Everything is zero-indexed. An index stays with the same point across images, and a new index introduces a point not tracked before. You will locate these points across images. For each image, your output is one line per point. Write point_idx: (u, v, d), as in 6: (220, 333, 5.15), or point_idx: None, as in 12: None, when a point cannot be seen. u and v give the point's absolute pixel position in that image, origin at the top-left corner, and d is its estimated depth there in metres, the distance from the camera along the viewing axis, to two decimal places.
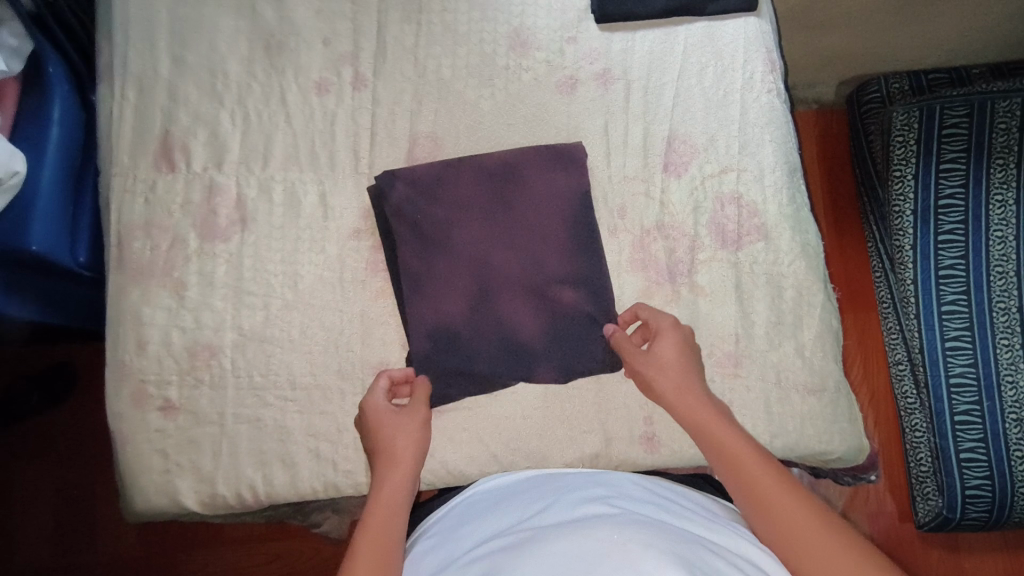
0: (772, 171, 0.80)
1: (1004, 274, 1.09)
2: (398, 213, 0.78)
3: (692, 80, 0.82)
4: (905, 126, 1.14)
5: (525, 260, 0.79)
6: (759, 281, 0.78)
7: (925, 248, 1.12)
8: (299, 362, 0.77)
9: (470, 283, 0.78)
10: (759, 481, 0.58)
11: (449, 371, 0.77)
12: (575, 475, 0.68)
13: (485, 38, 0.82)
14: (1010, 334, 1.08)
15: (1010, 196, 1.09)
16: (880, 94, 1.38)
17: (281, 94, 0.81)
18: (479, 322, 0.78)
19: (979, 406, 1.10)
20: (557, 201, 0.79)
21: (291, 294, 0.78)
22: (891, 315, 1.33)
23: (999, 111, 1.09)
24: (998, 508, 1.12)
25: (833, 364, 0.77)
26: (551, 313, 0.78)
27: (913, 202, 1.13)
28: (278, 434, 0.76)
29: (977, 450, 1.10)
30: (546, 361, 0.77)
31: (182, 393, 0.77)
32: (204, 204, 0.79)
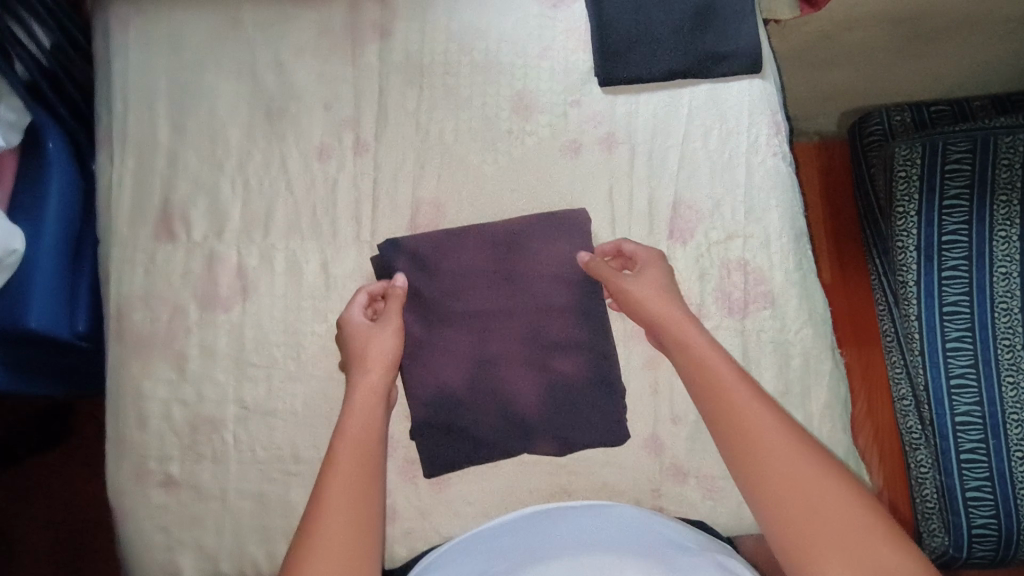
0: (778, 237, 0.79)
1: (1009, 310, 1.07)
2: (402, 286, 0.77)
3: (696, 143, 0.81)
4: (907, 162, 1.13)
5: (528, 329, 0.78)
6: (766, 348, 0.77)
7: (929, 285, 1.11)
8: (302, 435, 0.77)
9: (472, 356, 0.77)
10: (764, 442, 0.56)
11: (448, 442, 0.76)
12: (576, 509, 0.70)
13: (488, 101, 0.82)
14: (1015, 372, 1.07)
15: (1015, 232, 1.08)
16: (882, 128, 1.37)
17: (282, 160, 0.81)
18: (480, 394, 0.77)
19: (984, 444, 1.08)
20: (561, 272, 0.79)
21: (293, 365, 0.78)
22: (895, 350, 1.31)
23: (1001, 147, 1.09)
24: (1004, 546, 1.10)
25: (842, 435, 0.76)
26: (552, 385, 0.78)
27: (916, 238, 1.12)
28: (282, 509, 0.75)
29: (983, 489, 1.09)
30: (546, 436, 0.76)
31: (183, 468, 0.76)
32: (205, 273, 0.78)
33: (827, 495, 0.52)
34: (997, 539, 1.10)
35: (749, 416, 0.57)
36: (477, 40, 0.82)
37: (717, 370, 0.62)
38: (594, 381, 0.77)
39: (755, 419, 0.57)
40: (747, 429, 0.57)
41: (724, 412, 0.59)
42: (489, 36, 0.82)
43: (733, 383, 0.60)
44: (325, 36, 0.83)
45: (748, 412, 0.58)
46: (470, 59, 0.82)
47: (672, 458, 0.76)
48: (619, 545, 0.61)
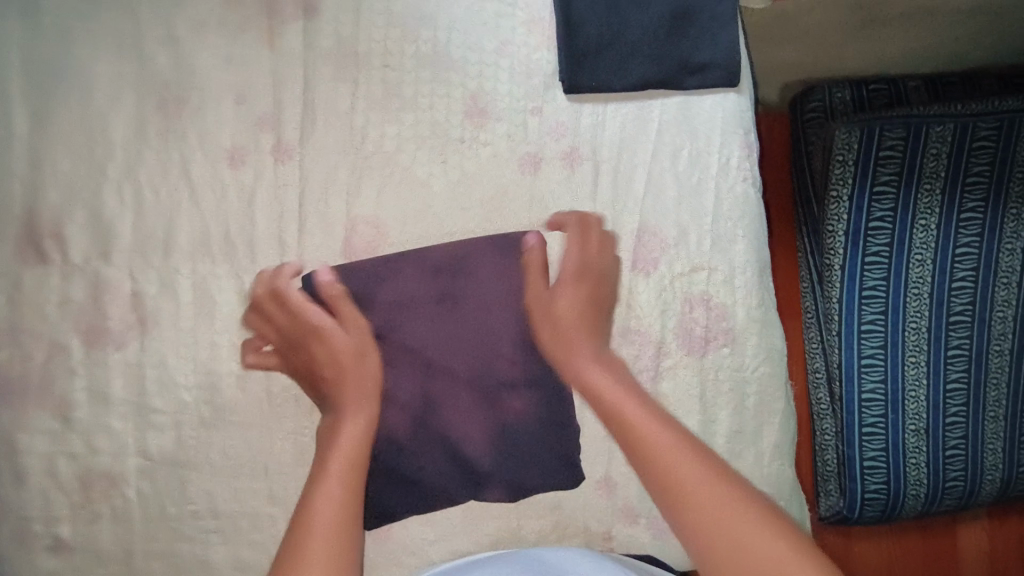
0: (742, 270, 0.75)
1: (919, 295, 1.08)
2: None
3: (665, 162, 0.74)
4: (845, 147, 1.06)
5: (475, 366, 0.69)
6: (724, 387, 0.75)
7: (852, 269, 1.09)
8: (221, 488, 0.68)
9: (414, 395, 0.68)
10: (675, 468, 0.52)
11: (390, 488, 0.69)
12: (527, 552, 0.65)
13: (435, 104, 0.70)
14: (918, 353, 1.09)
15: (933, 222, 1.06)
16: (824, 104, 1.35)
17: (184, 164, 0.66)
18: (423, 439, 0.69)
19: (884, 418, 1.12)
20: (512, 303, 0.69)
21: (208, 410, 0.67)
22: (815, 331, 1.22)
23: (932, 136, 1.04)
24: (891, 508, 1.16)
25: (788, 471, 0.77)
26: (504, 426, 0.70)
27: (845, 224, 1.08)
28: (200, 570, 0.67)
29: (878, 458, 1.13)
30: (498, 480, 0.71)
31: (75, 530, 0.65)
32: (90, 303, 0.65)
33: (715, 490, 0.51)
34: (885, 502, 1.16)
35: (661, 442, 0.54)
36: (422, 28, 0.70)
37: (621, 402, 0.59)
38: (545, 423, 0.71)
39: (663, 442, 0.54)
40: (657, 459, 0.53)
41: (633, 442, 0.55)
42: (438, 24, 0.70)
43: (636, 410, 0.58)
44: (234, 10, 0.68)
45: (658, 438, 0.55)
46: (414, 52, 0.70)
47: (624, 500, 0.74)
48: None
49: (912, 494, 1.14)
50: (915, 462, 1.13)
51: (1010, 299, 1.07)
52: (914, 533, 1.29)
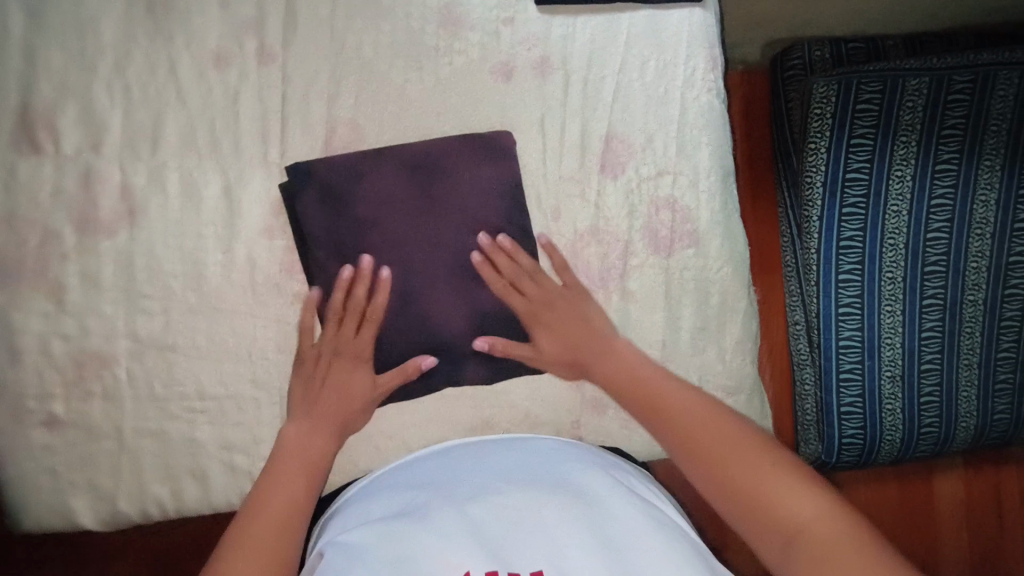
0: (706, 175, 0.79)
1: (896, 246, 1.06)
2: (312, 213, 0.70)
3: (633, 73, 0.78)
4: (823, 100, 1.05)
5: (454, 259, 0.72)
6: (688, 286, 0.79)
7: (830, 220, 1.07)
8: (207, 371, 0.72)
9: (393, 285, 0.71)
10: (669, 399, 0.63)
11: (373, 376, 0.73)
12: (498, 441, 0.71)
13: (412, 12, 0.74)
14: (894, 302, 1.08)
15: (910, 173, 1.04)
16: (803, 61, 1.27)
17: (171, 64, 0.70)
18: (404, 328, 0.72)
19: (860, 365, 1.11)
20: (488, 197, 0.73)
21: (195, 298, 0.71)
22: (793, 280, 1.23)
23: (908, 88, 1.03)
24: (867, 453, 1.15)
25: (749, 366, 0.82)
26: (482, 317, 0.74)
27: (823, 174, 1.06)
28: (187, 447, 0.72)
29: (854, 403, 1.12)
30: (476, 366, 0.75)
31: (69, 406, 0.70)
32: (82, 193, 0.69)
33: (736, 436, 0.57)
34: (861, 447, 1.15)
35: (659, 387, 0.65)
36: None
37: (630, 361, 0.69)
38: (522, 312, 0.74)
39: (671, 393, 0.63)
40: (657, 397, 0.63)
41: (635, 384, 0.66)
42: None
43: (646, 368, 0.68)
44: None
45: (661, 386, 0.64)
46: None
47: (592, 392, 0.78)
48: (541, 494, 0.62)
49: (887, 439, 1.14)
50: (890, 408, 1.12)
51: (984, 250, 1.05)
52: (891, 481, 1.32)
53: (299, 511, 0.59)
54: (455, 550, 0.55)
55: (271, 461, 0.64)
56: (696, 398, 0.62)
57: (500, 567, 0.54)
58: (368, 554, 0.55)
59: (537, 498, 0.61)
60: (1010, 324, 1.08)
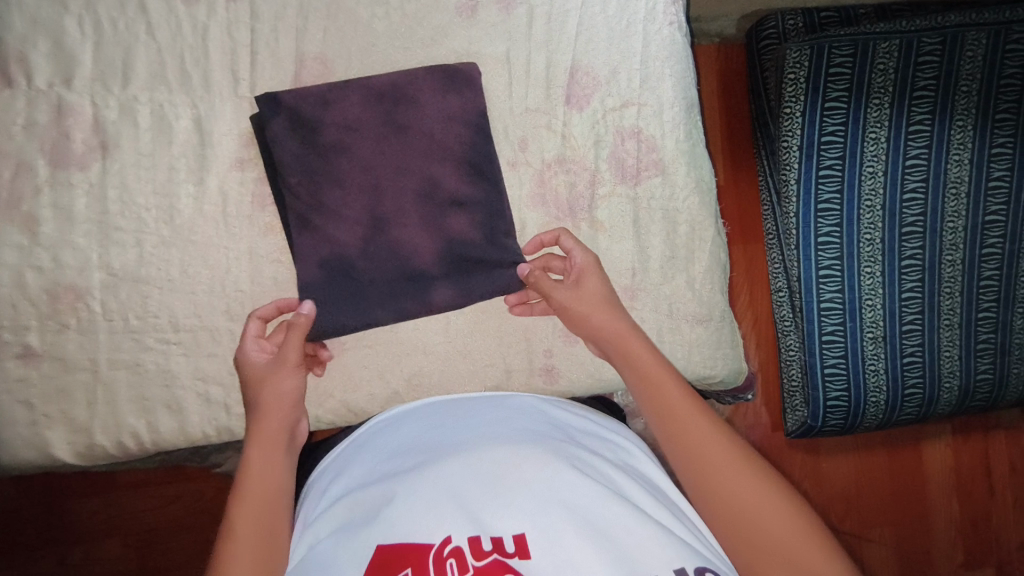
0: (670, 106, 0.81)
1: (873, 207, 1.06)
2: (282, 143, 0.71)
3: (596, 7, 0.80)
4: (796, 65, 1.05)
5: (420, 185, 0.74)
6: (656, 216, 0.81)
7: (808, 184, 1.07)
8: (181, 303, 0.72)
9: (363, 211, 0.72)
10: (709, 455, 0.54)
11: (341, 299, 0.72)
12: (477, 401, 0.65)
13: None
14: (873, 264, 1.08)
15: (883, 134, 1.04)
16: (777, 31, 1.21)
17: (140, 0, 0.72)
18: (374, 254, 0.73)
19: (842, 327, 1.10)
20: (452, 127, 0.75)
21: (167, 230, 0.72)
22: (774, 248, 1.23)
23: (879, 52, 1.03)
24: (853, 416, 1.14)
25: (719, 295, 0.83)
26: (450, 241, 0.75)
27: (799, 138, 1.06)
28: (162, 379, 0.72)
29: (838, 366, 1.11)
30: (446, 293, 0.74)
31: (44, 339, 0.70)
32: (54, 125, 0.70)
33: (713, 436, 0.55)
34: (846, 410, 1.13)
35: (704, 453, 0.55)
36: None
37: (670, 389, 0.59)
38: (489, 240, 0.75)
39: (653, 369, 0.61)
40: (697, 449, 0.55)
41: (674, 433, 0.56)
42: None
43: (684, 403, 0.58)
44: None
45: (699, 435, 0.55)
46: None
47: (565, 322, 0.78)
48: (524, 446, 0.55)
49: (872, 401, 1.12)
50: (874, 370, 1.11)
51: (959, 210, 1.06)
52: (881, 450, 1.33)
53: (279, 496, 0.55)
54: (433, 511, 0.49)
55: (252, 417, 0.61)
56: (740, 463, 0.54)
57: (481, 532, 0.47)
58: (343, 534, 0.50)
59: (512, 452, 0.54)
60: (987, 283, 1.08)
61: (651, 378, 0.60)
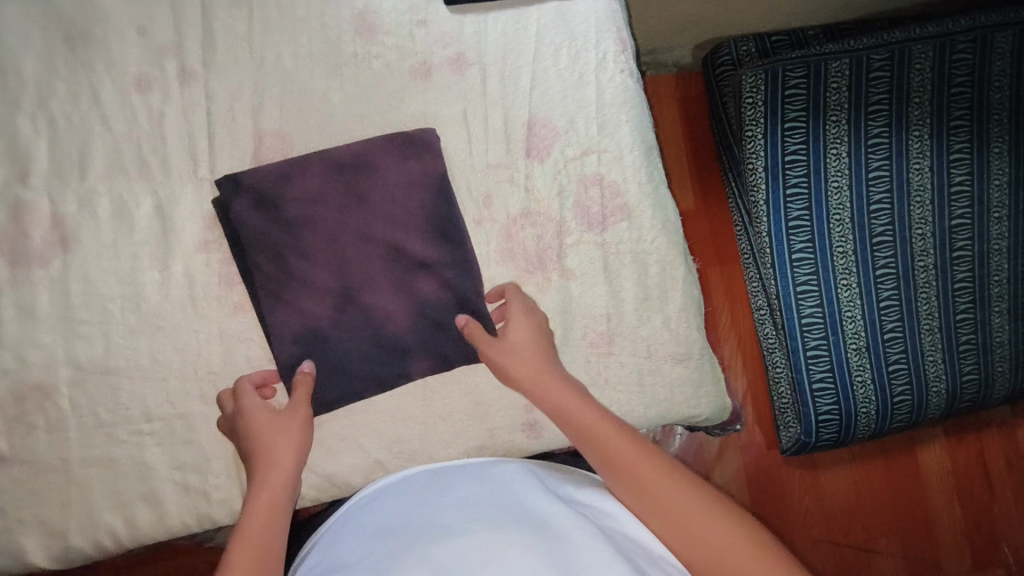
0: (630, 151, 0.82)
1: (842, 221, 1.08)
2: (246, 221, 0.71)
3: (547, 61, 0.81)
4: (753, 90, 1.07)
5: (385, 251, 0.74)
6: (625, 260, 0.81)
7: (776, 203, 1.08)
8: (152, 391, 0.71)
9: (333, 282, 0.72)
10: (653, 483, 0.58)
11: (318, 372, 0.72)
12: (464, 471, 0.65)
13: (327, 23, 0.77)
14: (849, 276, 1.09)
15: (844, 149, 1.07)
16: (731, 57, 1.24)
17: (94, 93, 0.72)
18: (347, 324, 0.73)
19: (825, 341, 1.10)
20: (415, 189, 0.75)
21: (133, 318, 0.71)
22: (751, 268, 1.24)
23: (831, 72, 1.06)
24: (845, 428, 1.14)
25: (696, 332, 0.83)
26: (421, 305, 0.74)
27: (764, 159, 1.08)
28: (138, 471, 0.70)
29: (825, 380, 1.11)
30: (422, 360, 0.75)
31: (12, 442, 0.68)
32: (12, 225, 0.69)
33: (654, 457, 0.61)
34: (839, 422, 1.13)
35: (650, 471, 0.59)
36: None
37: (606, 430, 0.63)
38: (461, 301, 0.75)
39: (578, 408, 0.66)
40: (640, 477, 0.59)
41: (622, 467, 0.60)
42: None
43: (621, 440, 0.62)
44: None
45: (640, 465, 0.59)
46: None
47: None
48: (510, 527, 0.54)
49: (862, 411, 1.13)
50: (861, 381, 1.11)
51: (925, 217, 1.08)
52: (877, 458, 1.33)
53: (274, 553, 0.55)
54: None
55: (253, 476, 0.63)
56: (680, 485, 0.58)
57: None
58: None
59: (497, 536, 0.53)
60: (961, 285, 1.09)
61: (588, 423, 0.65)
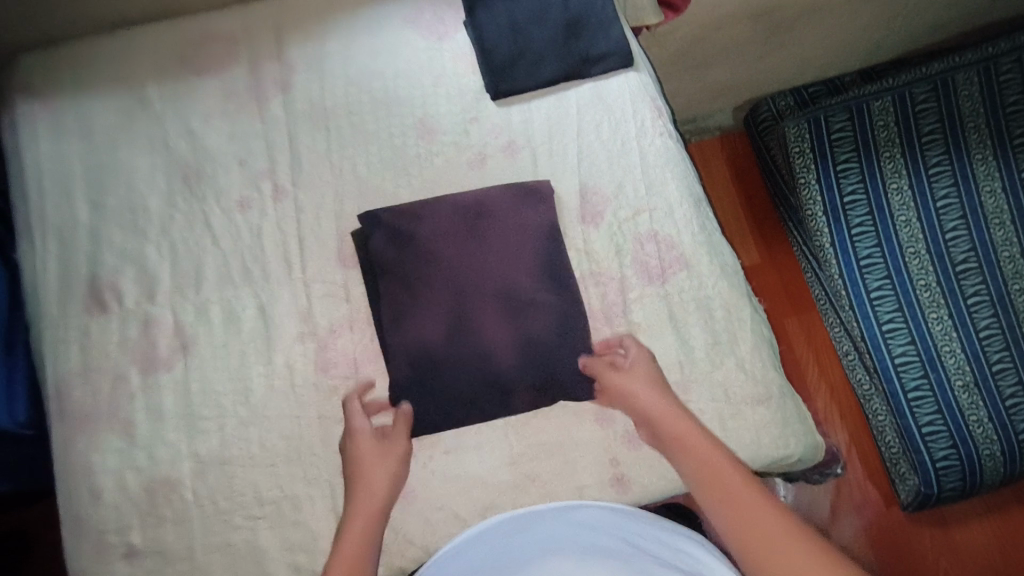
0: (679, 205, 0.86)
1: (917, 253, 1.05)
2: (381, 251, 0.81)
3: (591, 136, 0.89)
4: (798, 139, 1.10)
5: (499, 289, 0.80)
6: (690, 307, 0.83)
7: (843, 243, 1.08)
8: (263, 477, 0.77)
9: (449, 305, 0.79)
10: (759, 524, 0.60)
11: (433, 398, 0.78)
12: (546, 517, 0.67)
13: (393, 132, 0.88)
14: (938, 308, 1.04)
15: (905, 183, 1.07)
16: (771, 112, 1.28)
17: (205, 217, 0.85)
18: (460, 353, 0.78)
19: (927, 380, 1.04)
20: (524, 237, 0.82)
21: (244, 410, 0.78)
22: (830, 313, 1.20)
23: (875, 111, 1.08)
24: (972, 475, 1.03)
25: (773, 371, 0.82)
26: (526, 341, 0.79)
27: (822, 203, 1.09)
28: (253, 555, 0.75)
29: (936, 422, 1.03)
30: (524, 394, 0.78)
31: (145, 535, 0.75)
32: (142, 338, 0.80)
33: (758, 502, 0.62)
34: (962, 468, 1.03)
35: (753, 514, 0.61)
36: (373, 79, 0.90)
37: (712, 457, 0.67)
38: (561, 334, 0.79)
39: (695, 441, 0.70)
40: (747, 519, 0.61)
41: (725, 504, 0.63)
42: (385, 74, 0.90)
43: (739, 482, 0.64)
44: (231, 100, 0.89)
45: (752, 510, 0.61)
46: (369, 98, 0.89)
47: (623, 427, 0.79)
48: None
49: (988, 454, 1.02)
50: (978, 420, 1.02)
51: (1011, 237, 1.03)
52: (1015, 508, 1.20)
53: None
54: None
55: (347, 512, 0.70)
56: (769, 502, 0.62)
57: None
58: None
59: None
60: None
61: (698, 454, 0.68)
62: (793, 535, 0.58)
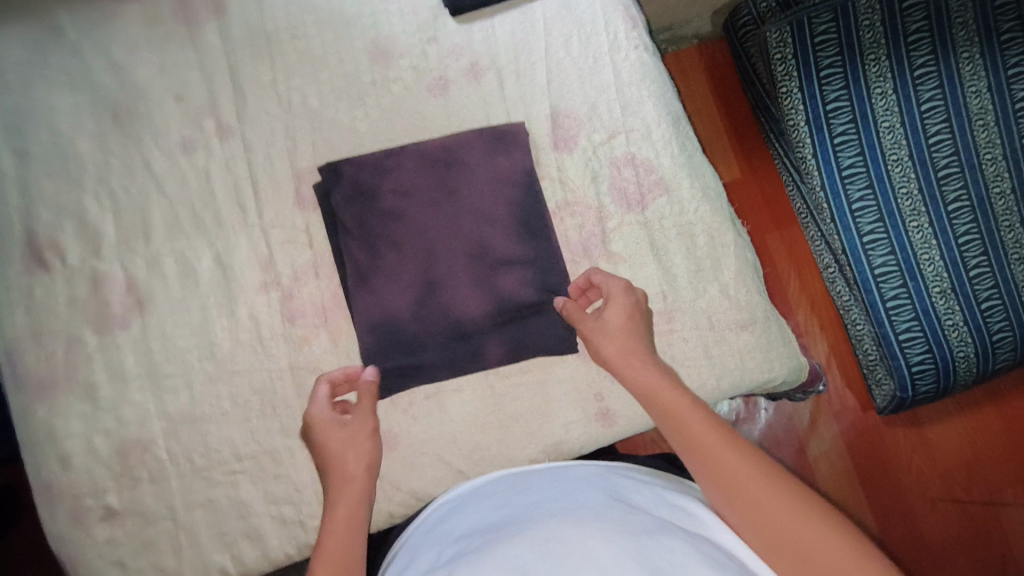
0: (657, 125, 0.81)
1: (900, 160, 1.01)
2: (347, 207, 0.76)
3: (560, 52, 0.82)
4: (779, 45, 1.04)
5: (471, 248, 0.76)
6: (671, 234, 0.80)
7: (825, 154, 1.03)
8: (238, 431, 0.74)
9: (417, 271, 0.75)
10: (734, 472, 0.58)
11: (399, 360, 0.75)
12: (538, 473, 0.68)
13: (344, 58, 0.80)
14: (919, 216, 1.01)
15: (889, 87, 1.01)
16: (752, 15, 1.19)
17: (146, 162, 0.78)
18: (427, 316, 0.75)
19: (905, 288, 1.02)
20: (499, 188, 0.77)
21: (211, 365, 0.75)
22: (810, 225, 1.17)
23: (860, 9, 1.01)
24: (945, 377, 1.05)
25: (757, 296, 0.80)
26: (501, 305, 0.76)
27: (804, 112, 1.03)
28: (237, 510, 0.73)
29: (912, 329, 1.03)
30: (495, 348, 0.76)
31: (122, 497, 0.73)
32: (93, 296, 0.75)
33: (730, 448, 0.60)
34: (937, 371, 1.04)
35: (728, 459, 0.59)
36: None
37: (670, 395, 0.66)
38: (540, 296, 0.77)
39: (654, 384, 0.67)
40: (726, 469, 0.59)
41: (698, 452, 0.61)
42: None
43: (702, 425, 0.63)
44: (159, 28, 0.80)
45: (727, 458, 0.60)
46: (314, 19, 0.80)
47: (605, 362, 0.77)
48: (590, 513, 0.56)
49: (961, 357, 1.03)
50: (954, 325, 1.02)
51: (993, 139, 1.00)
52: (987, 407, 1.22)
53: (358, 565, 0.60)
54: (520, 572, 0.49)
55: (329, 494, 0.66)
56: (788, 488, 0.57)
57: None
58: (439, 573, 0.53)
59: (577, 521, 0.55)
60: None
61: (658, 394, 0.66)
62: (769, 475, 0.58)
